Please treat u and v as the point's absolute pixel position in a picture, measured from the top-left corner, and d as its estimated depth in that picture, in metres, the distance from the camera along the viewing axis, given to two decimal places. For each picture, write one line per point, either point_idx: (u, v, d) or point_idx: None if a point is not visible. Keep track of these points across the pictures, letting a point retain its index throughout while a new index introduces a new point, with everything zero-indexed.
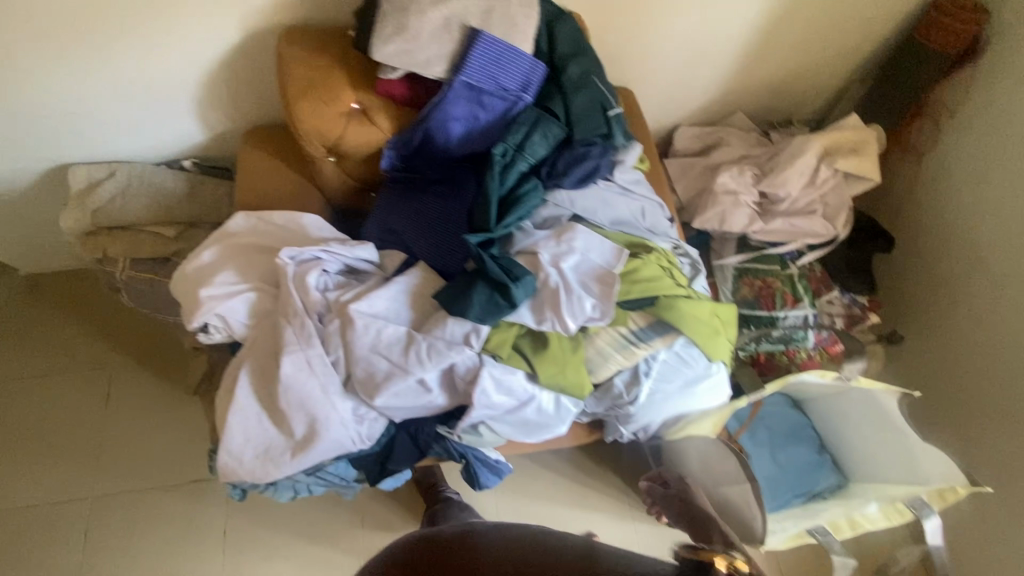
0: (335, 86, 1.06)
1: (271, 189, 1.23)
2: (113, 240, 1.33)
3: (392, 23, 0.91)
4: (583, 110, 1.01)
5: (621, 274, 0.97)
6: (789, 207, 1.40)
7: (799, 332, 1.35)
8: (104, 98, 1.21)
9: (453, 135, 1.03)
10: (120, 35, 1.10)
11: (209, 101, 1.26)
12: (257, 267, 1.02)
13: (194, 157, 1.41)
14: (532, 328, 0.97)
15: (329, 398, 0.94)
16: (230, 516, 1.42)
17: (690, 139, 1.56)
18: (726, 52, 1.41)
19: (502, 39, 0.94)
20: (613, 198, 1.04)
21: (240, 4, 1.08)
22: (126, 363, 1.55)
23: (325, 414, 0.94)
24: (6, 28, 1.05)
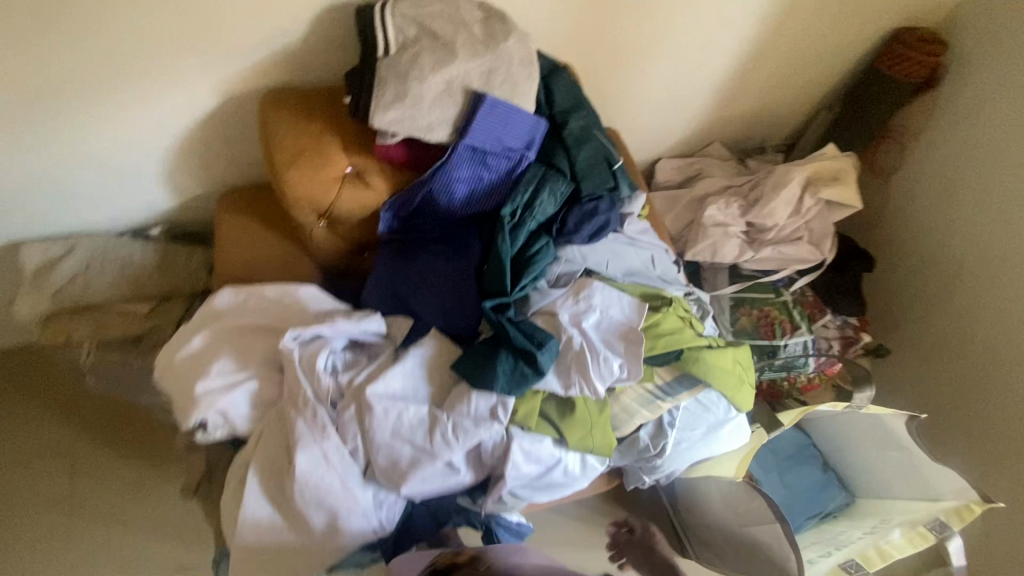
0: (327, 152, 1.00)
1: (258, 258, 1.16)
2: (77, 323, 1.22)
3: (392, 89, 0.87)
4: (588, 164, 1.00)
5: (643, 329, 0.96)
6: (776, 235, 1.44)
7: (801, 358, 1.38)
8: (61, 169, 1.11)
9: (457, 197, 0.99)
10: (78, 104, 1.01)
11: (179, 167, 1.17)
12: (256, 351, 0.95)
13: (164, 222, 1.29)
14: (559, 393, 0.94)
15: (350, 491, 0.87)
16: None
17: (672, 171, 1.57)
18: (704, 88, 1.44)
19: (506, 100, 0.92)
20: (623, 250, 1.03)
21: (217, 69, 1.01)
22: (94, 444, 1.42)
23: (347, 509, 0.87)
24: None
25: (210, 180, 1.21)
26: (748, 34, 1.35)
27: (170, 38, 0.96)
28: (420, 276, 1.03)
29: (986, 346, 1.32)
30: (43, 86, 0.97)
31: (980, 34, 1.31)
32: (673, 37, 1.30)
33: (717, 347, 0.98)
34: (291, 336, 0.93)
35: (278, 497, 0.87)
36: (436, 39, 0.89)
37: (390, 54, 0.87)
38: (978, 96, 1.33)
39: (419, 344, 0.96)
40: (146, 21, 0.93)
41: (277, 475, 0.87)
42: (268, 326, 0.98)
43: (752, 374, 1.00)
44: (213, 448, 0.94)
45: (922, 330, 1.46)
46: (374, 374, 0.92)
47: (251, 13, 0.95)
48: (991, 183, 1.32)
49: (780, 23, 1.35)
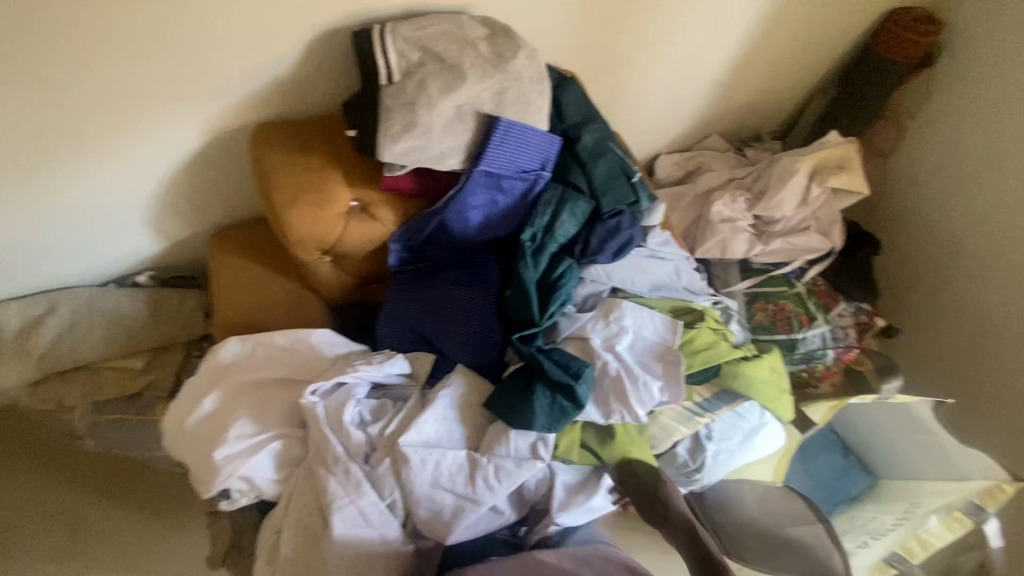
0: (329, 186, 0.94)
1: (259, 300, 1.08)
2: (68, 385, 1.14)
3: (399, 120, 0.81)
4: (606, 180, 0.95)
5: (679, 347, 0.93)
6: (784, 227, 1.42)
7: (819, 350, 1.37)
8: (33, 223, 1.02)
9: (472, 224, 0.94)
10: (49, 154, 0.93)
11: (164, 211, 1.09)
12: (274, 407, 0.89)
13: (151, 268, 1.21)
14: (598, 422, 0.90)
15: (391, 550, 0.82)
16: None
17: (673, 167, 1.52)
18: (702, 82, 1.40)
19: (519, 120, 0.87)
20: (648, 264, 0.99)
21: (201, 107, 0.94)
22: (91, 503, 1.34)
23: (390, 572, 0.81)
24: None
25: (198, 221, 1.13)
26: (745, 24, 1.31)
27: (148, 78, 0.88)
28: (438, 309, 0.98)
29: (995, 323, 1.34)
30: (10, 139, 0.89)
31: (975, 11, 1.30)
32: (672, 33, 1.25)
33: (753, 358, 0.97)
34: (311, 390, 0.87)
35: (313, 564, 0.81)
36: (442, 62, 0.83)
37: (394, 81, 0.82)
38: (976, 74, 1.33)
39: (445, 382, 0.91)
40: (121, 62, 0.85)
41: (311, 542, 0.82)
42: (282, 378, 0.92)
43: (787, 380, 0.99)
44: (236, 514, 0.89)
45: (931, 309, 1.47)
46: (405, 422, 0.87)
47: (234, 44, 0.88)
48: (993, 158, 1.32)
49: (776, 12, 1.32)
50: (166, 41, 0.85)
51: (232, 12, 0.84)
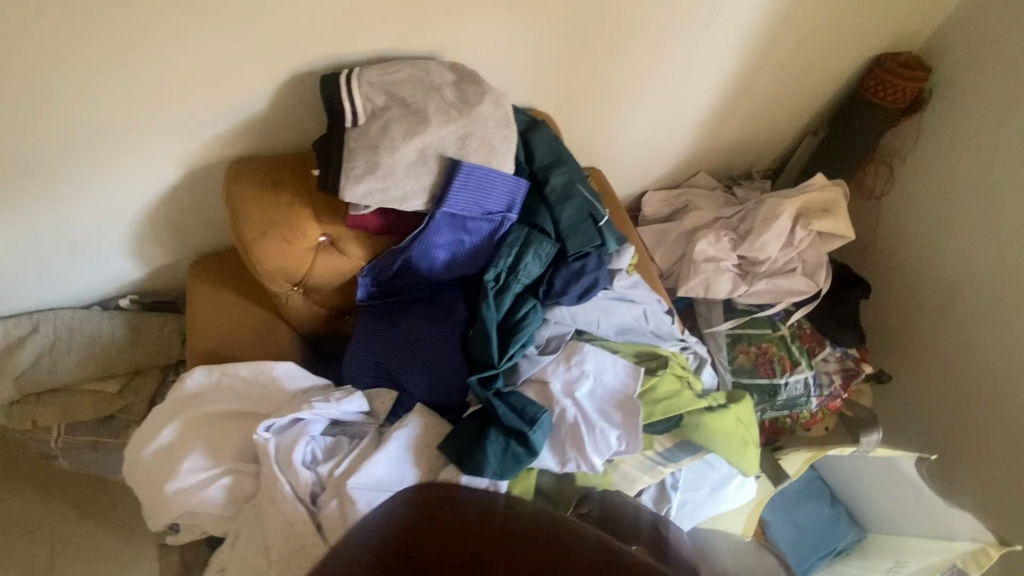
0: (298, 222, 0.95)
1: (230, 329, 1.09)
2: (44, 407, 1.16)
3: (362, 162, 0.83)
4: (573, 222, 0.95)
5: (640, 394, 0.92)
6: (769, 268, 1.40)
7: (802, 397, 1.34)
8: (15, 249, 1.04)
9: (438, 262, 0.95)
10: (33, 186, 0.95)
11: (145, 239, 1.11)
12: (231, 440, 0.89)
13: (133, 292, 1.23)
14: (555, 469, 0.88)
15: None
16: None
17: (659, 204, 1.52)
18: (687, 122, 1.41)
19: (483, 163, 0.88)
20: (615, 307, 0.98)
21: (179, 142, 0.96)
22: (64, 524, 1.34)
23: None
24: None
25: (179, 249, 1.15)
26: (730, 68, 1.32)
27: (128, 115, 0.91)
28: (402, 345, 0.97)
29: (984, 375, 1.30)
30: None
31: (964, 60, 1.30)
32: (655, 75, 1.26)
33: (718, 409, 0.94)
34: (264, 425, 0.87)
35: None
36: (408, 106, 0.85)
37: (359, 124, 0.84)
38: (965, 121, 1.32)
39: (400, 422, 0.91)
40: (103, 99, 0.88)
41: None
42: (241, 412, 0.93)
43: (755, 433, 0.96)
44: (187, 548, 0.88)
45: (922, 358, 1.43)
46: (357, 461, 0.87)
47: (213, 86, 0.91)
48: (984, 207, 1.30)
49: (762, 56, 1.32)
50: (146, 81, 0.88)
51: (210, 55, 0.88)
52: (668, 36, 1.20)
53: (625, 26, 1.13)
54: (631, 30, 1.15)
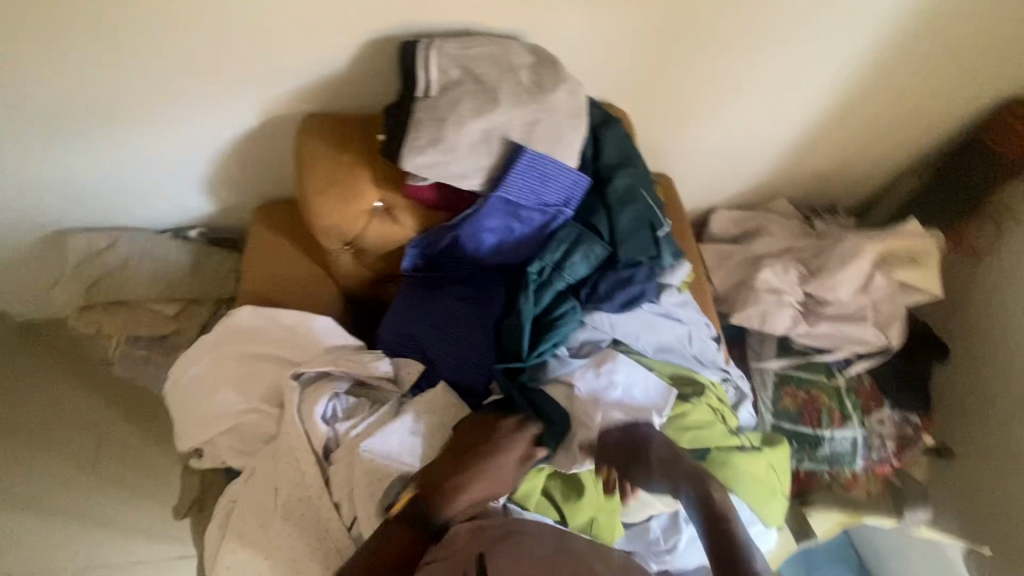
0: (357, 184, 0.97)
1: (281, 276, 1.13)
2: (109, 317, 1.25)
3: (427, 132, 0.82)
4: (629, 228, 0.91)
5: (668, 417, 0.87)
6: (837, 312, 1.30)
7: (846, 454, 1.24)
8: (106, 168, 1.12)
9: (485, 246, 0.94)
10: (126, 113, 1.03)
11: (217, 178, 1.17)
12: (262, 382, 0.93)
13: (201, 224, 1.30)
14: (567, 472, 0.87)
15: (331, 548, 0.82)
16: None
17: (728, 223, 1.43)
18: (775, 142, 1.31)
19: (546, 153, 0.85)
20: (658, 323, 0.93)
21: (263, 89, 1.00)
22: (112, 424, 1.49)
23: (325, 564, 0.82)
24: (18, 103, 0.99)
25: (248, 191, 1.20)
26: (832, 89, 1.22)
27: (221, 56, 0.95)
28: (436, 322, 0.97)
29: None
30: (96, 95, 0.99)
31: None
32: (746, 87, 1.18)
33: (750, 450, 0.88)
34: (296, 372, 0.91)
35: (250, 547, 0.82)
36: (480, 84, 0.83)
37: (430, 94, 0.83)
38: None
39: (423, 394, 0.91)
40: (197, 38, 0.92)
41: (257, 522, 0.84)
42: (274, 357, 0.95)
43: (786, 484, 0.90)
44: (207, 473, 0.94)
45: (997, 443, 1.27)
46: (373, 427, 0.88)
47: (298, 38, 0.93)
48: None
49: (869, 82, 1.21)
50: (238, 26, 0.91)
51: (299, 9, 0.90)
52: (766, 48, 1.11)
53: (722, 31, 1.07)
54: (729, 35, 1.08)
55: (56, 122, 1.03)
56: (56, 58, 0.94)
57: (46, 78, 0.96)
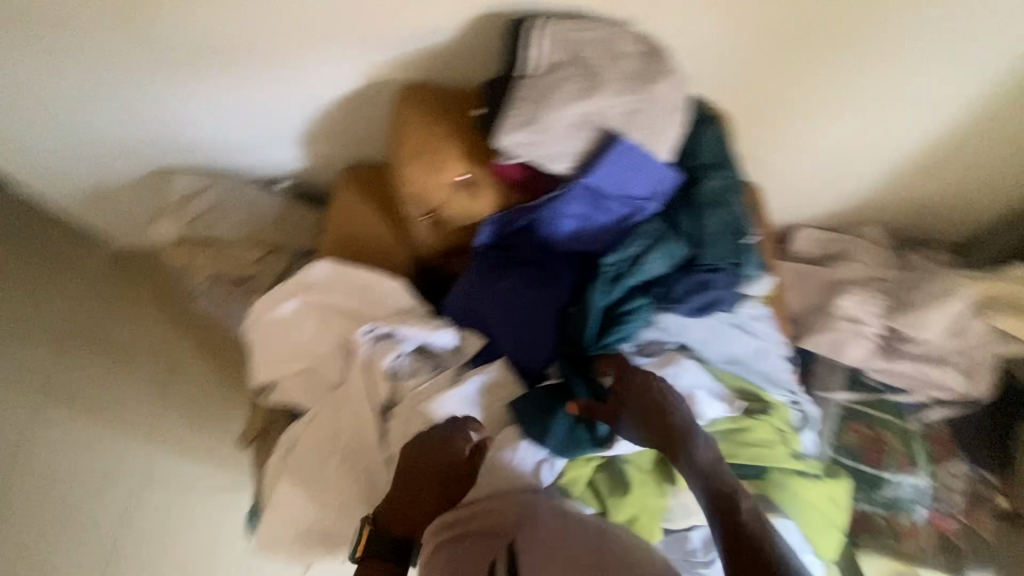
0: (447, 155, 0.99)
1: (359, 236, 1.18)
2: (200, 252, 1.33)
3: (525, 111, 0.83)
4: (715, 232, 0.88)
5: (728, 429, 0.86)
6: (919, 351, 1.22)
7: (908, 501, 1.16)
8: (215, 116, 1.20)
9: (562, 231, 0.94)
10: (239, 65, 1.09)
11: (312, 136, 1.23)
12: (334, 333, 0.98)
13: (294, 176, 1.36)
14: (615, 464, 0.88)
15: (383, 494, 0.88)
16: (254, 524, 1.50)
17: (811, 243, 1.36)
18: (877, 164, 1.23)
19: (642, 145, 0.84)
20: (730, 333, 0.91)
21: (369, 54, 1.03)
22: (189, 353, 1.62)
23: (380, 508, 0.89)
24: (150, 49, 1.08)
25: (339, 152, 1.26)
26: (952, 114, 1.13)
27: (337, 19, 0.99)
28: (500, 303, 0.97)
29: None
30: (217, 45, 1.06)
31: None
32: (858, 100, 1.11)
33: (811, 478, 0.85)
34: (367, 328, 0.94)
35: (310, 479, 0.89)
36: (584, 68, 0.83)
37: (534, 73, 0.83)
38: None
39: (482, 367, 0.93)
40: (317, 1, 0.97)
41: (317, 461, 0.90)
42: (347, 311, 1.00)
43: (844, 518, 0.86)
44: (274, 409, 1.00)
45: None
46: (432, 391, 0.91)
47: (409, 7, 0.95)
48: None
49: (996, 110, 1.11)
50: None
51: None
52: (886, 62, 1.04)
53: (842, 39, 1.00)
54: (848, 44, 1.02)
55: (178, 68, 1.11)
56: (185, 7, 1.00)
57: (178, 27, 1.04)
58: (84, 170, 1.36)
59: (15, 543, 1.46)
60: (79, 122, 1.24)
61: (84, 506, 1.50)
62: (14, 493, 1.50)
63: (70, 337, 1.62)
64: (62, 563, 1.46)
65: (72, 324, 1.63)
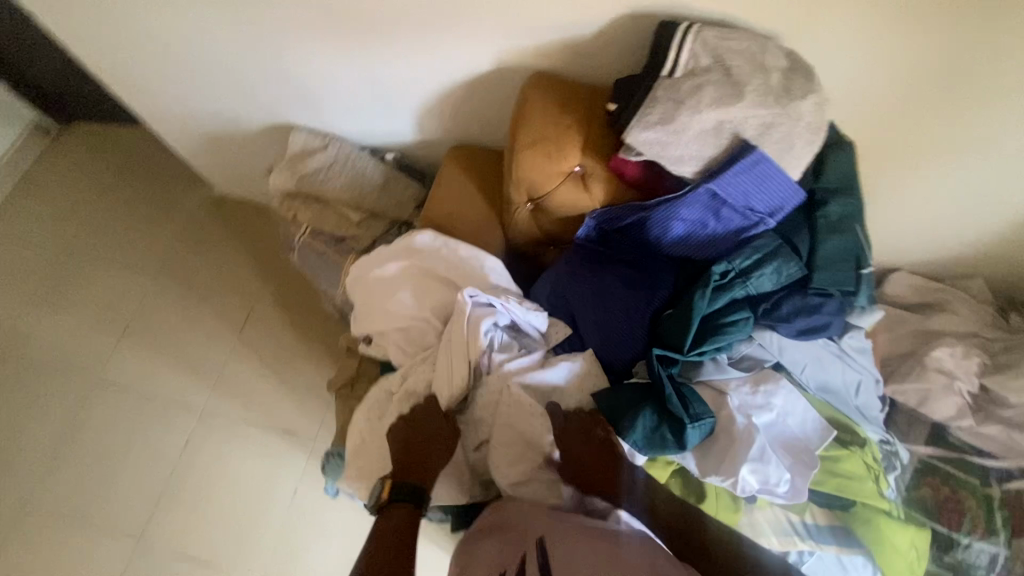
0: (566, 145, 1.02)
1: (459, 213, 1.23)
2: (305, 207, 1.41)
3: (660, 110, 0.85)
4: (832, 256, 0.88)
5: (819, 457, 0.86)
6: (1016, 418, 1.13)
7: (980, 570, 1.10)
8: (341, 82, 1.27)
9: (671, 234, 0.95)
10: (369, 39, 1.14)
11: (428, 113, 1.29)
12: (432, 299, 1.02)
13: (397, 151, 1.44)
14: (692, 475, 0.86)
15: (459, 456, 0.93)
16: (305, 473, 1.57)
17: (906, 289, 1.31)
18: (1005, 220, 1.16)
19: (774, 159, 0.85)
20: (829, 360, 0.92)
21: (502, 40, 1.07)
22: (275, 301, 1.74)
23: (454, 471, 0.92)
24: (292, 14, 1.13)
25: (451, 132, 1.32)
26: None
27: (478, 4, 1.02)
28: (597, 295, 0.99)
29: None
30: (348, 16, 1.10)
31: None
32: (1009, 147, 1.02)
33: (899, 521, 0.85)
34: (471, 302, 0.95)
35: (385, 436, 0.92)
36: (727, 76, 0.84)
37: (674, 76, 0.85)
38: None
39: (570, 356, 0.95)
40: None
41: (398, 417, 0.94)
42: (446, 281, 1.04)
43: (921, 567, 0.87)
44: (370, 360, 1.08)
45: None
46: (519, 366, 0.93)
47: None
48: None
49: None
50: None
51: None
52: None
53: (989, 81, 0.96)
54: None
55: (308, 32, 1.17)
56: None
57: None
58: (216, 119, 1.48)
59: (91, 450, 1.59)
60: (213, 76, 1.34)
61: (155, 427, 1.62)
62: (102, 402, 1.64)
63: (176, 268, 1.80)
64: (129, 476, 1.57)
65: (179, 258, 1.81)
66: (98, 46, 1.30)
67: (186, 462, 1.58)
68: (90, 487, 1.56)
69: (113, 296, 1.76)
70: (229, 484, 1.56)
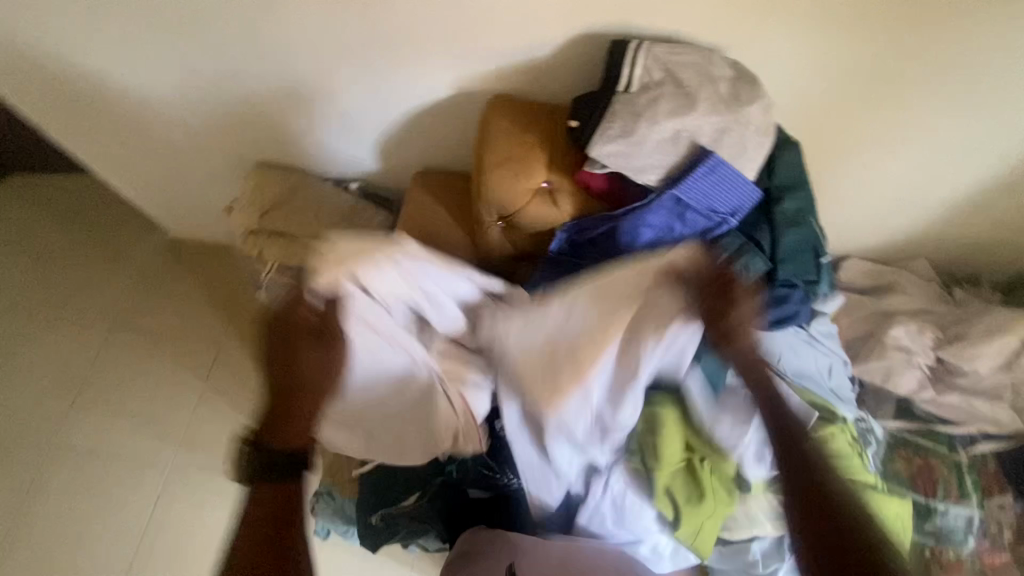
0: (532, 163, 1.05)
1: (430, 237, 1.23)
2: (272, 244, 1.34)
3: (620, 124, 0.90)
4: (792, 249, 0.93)
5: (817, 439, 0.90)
6: (970, 385, 1.21)
7: (959, 533, 1.16)
8: (299, 116, 1.27)
9: (640, 241, 0.97)
10: (326, 72, 1.15)
11: (390, 141, 1.30)
12: None
13: (360, 181, 1.44)
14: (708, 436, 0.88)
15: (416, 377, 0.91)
16: None
17: (860, 274, 1.39)
18: (937, 202, 1.25)
19: (731, 162, 0.90)
20: (802, 348, 0.97)
21: (459, 67, 1.10)
22: (242, 342, 1.69)
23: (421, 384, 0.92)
24: (246, 51, 1.14)
25: (414, 158, 1.33)
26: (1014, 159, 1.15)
27: (433, 32, 1.05)
28: None
29: None
30: (305, 46, 1.11)
31: None
32: (934, 136, 1.11)
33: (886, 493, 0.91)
34: (348, 276, 0.82)
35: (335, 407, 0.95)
36: (679, 88, 0.90)
37: (629, 91, 0.90)
38: None
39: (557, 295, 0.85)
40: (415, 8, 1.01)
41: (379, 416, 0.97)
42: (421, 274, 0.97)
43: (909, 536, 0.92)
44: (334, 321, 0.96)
45: None
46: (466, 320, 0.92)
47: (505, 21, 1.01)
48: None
49: None
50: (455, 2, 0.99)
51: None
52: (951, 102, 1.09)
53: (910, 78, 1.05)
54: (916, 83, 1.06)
55: (263, 65, 1.16)
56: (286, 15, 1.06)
57: (270, 28, 1.09)
58: (169, 161, 1.44)
59: (53, 521, 1.49)
60: (165, 118, 1.31)
61: (122, 488, 1.53)
62: (60, 469, 1.54)
63: (133, 319, 1.72)
64: (96, 545, 1.47)
65: (135, 307, 1.73)
66: (40, 95, 1.26)
67: (158, 523, 1.50)
68: (52, 561, 1.45)
69: (67, 353, 1.67)
70: (208, 541, 1.48)
